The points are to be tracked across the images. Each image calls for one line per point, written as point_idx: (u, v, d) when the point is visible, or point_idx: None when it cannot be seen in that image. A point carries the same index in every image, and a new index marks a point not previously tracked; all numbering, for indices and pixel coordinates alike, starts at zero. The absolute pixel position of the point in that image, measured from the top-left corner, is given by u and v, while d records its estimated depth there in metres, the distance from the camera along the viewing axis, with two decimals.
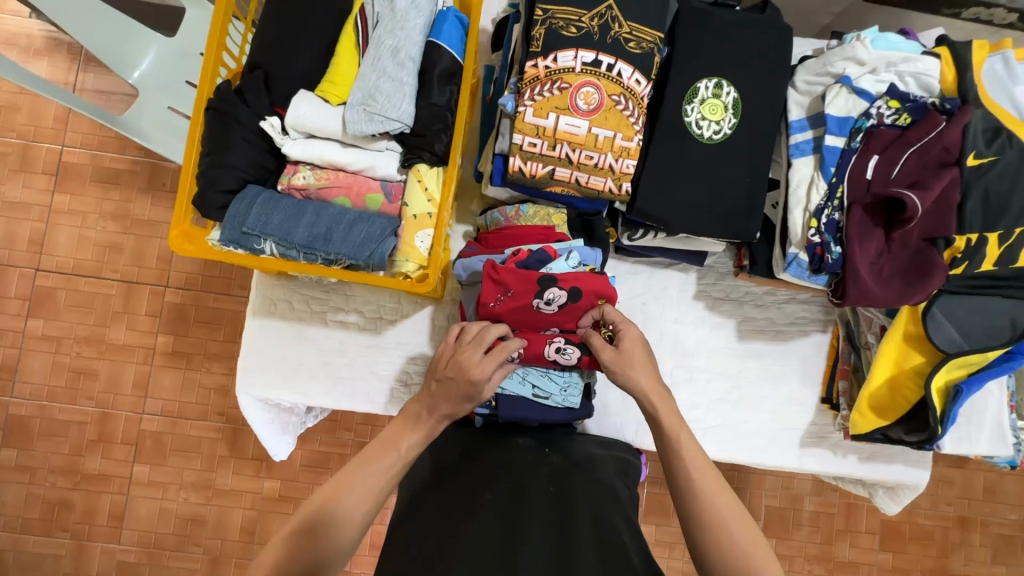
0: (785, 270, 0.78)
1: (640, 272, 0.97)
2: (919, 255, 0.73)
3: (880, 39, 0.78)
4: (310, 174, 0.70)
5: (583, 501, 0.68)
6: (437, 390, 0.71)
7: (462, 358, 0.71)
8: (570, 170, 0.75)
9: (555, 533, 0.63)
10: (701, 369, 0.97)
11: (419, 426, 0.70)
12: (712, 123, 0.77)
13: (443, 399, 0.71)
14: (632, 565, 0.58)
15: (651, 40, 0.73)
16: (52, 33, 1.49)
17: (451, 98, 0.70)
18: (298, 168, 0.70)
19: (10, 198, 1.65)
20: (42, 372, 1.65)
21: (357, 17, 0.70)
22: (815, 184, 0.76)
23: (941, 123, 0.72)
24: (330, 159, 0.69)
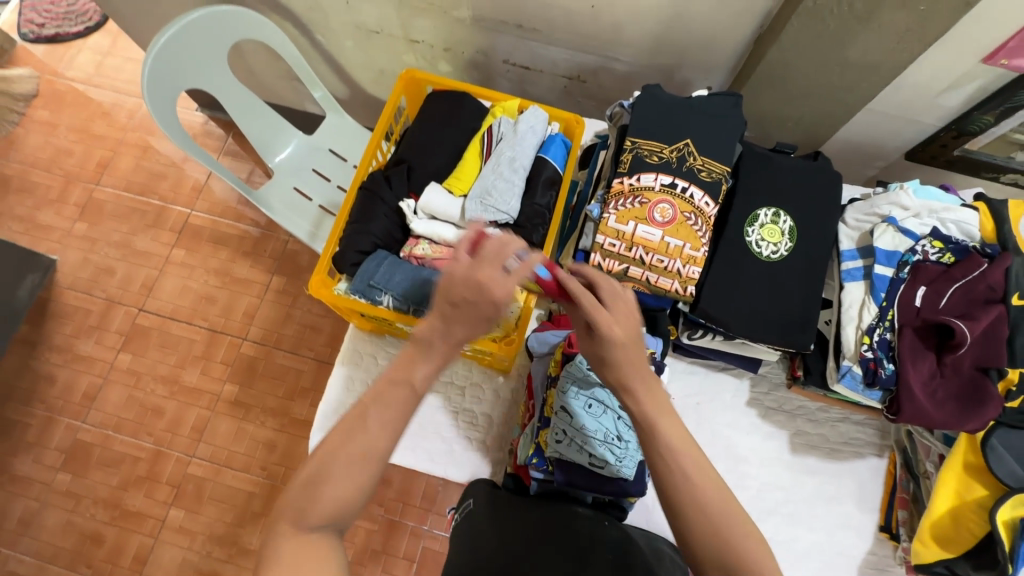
0: (839, 381, 0.83)
1: (695, 372, 1.03)
2: (970, 383, 0.77)
3: (921, 190, 0.89)
4: (427, 247, 0.85)
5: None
6: (447, 312, 0.56)
7: (485, 275, 0.54)
8: (642, 269, 0.86)
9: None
10: (753, 476, 0.98)
11: (429, 354, 0.57)
12: (770, 244, 0.89)
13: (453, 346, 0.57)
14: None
15: (720, 171, 0.88)
16: (212, 125, 1.85)
17: (551, 200, 0.85)
18: (418, 242, 0.86)
19: (138, 247, 1.91)
20: (116, 404, 1.78)
21: (484, 133, 0.89)
22: (867, 306, 0.83)
23: (983, 264, 0.80)
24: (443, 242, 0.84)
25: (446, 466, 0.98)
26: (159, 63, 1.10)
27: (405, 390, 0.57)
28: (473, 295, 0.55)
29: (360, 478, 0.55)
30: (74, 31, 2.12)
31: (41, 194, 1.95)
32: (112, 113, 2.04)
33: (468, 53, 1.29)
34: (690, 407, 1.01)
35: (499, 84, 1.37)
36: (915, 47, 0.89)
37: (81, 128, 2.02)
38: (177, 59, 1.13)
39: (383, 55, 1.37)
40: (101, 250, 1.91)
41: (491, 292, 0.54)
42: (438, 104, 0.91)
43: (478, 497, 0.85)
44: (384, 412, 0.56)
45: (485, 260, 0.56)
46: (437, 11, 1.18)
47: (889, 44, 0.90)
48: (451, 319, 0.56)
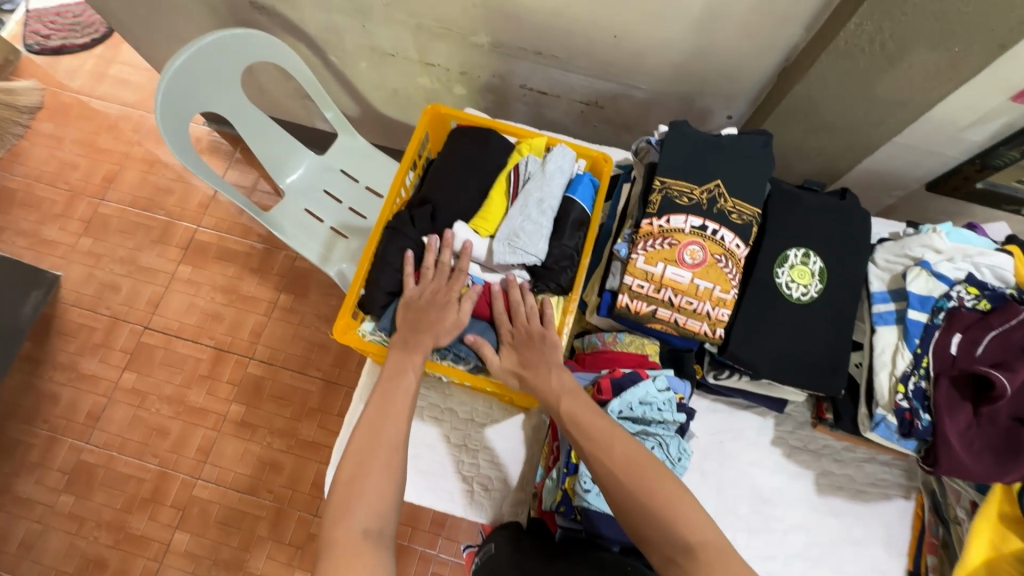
0: (873, 430, 0.82)
1: (718, 410, 1.01)
2: (1008, 435, 0.76)
3: (955, 233, 0.88)
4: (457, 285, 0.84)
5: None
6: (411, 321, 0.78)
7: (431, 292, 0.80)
8: (670, 311, 0.85)
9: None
10: (778, 518, 0.96)
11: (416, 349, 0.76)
12: (800, 285, 0.88)
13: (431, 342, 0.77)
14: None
15: (750, 213, 0.86)
16: (220, 141, 1.84)
17: (579, 242, 0.84)
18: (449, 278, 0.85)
19: (144, 264, 1.89)
20: (120, 423, 1.76)
21: (511, 171, 0.87)
22: (901, 351, 0.82)
23: (1021, 314, 0.78)
24: (465, 260, 0.81)
25: (466, 506, 0.97)
26: (173, 86, 1.07)
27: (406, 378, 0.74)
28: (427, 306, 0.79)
29: (390, 462, 0.66)
30: (80, 42, 2.10)
31: (46, 208, 1.93)
32: (118, 127, 2.01)
33: (484, 78, 1.28)
34: (713, 446, 0.99)
35: (515, 108, 1.35)
36: (946, 85, 0.88)
37: (86, 141, 2.00)
38: (189, 85, 1.11)
39: (397, 78, 1.35)
40: (106, 266, 1.88)
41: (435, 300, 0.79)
42: (462, 140, 0.90)
43: (501, 541, 0.83)
44: (395, 403, 0.71)
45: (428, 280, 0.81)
46: (455, 36, 1.17)
47: (920, 81, 0.89)
48: (422, 320, 0.78)
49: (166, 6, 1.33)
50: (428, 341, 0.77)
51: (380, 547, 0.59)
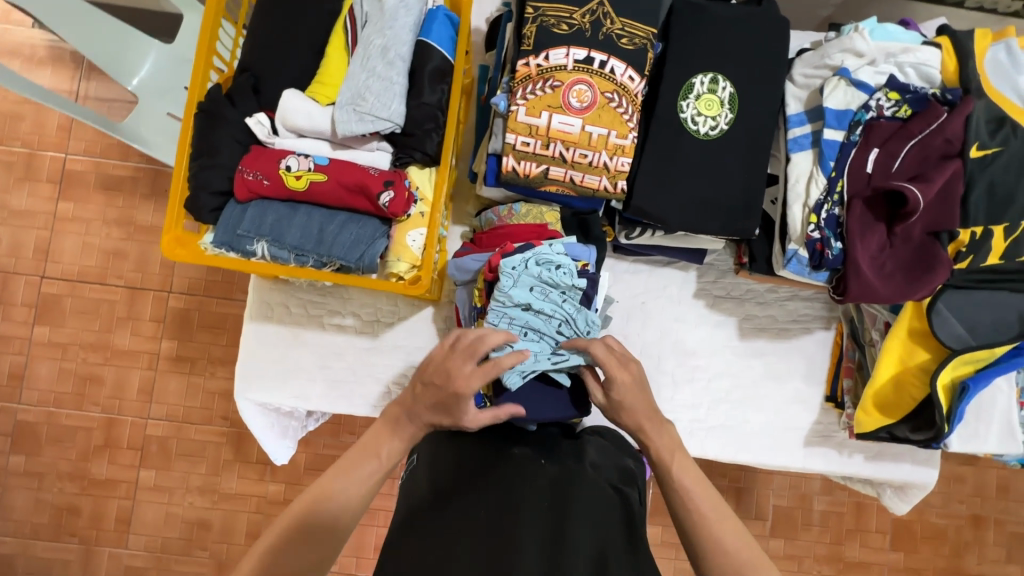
0: (785, 267, 0.76)
1: (640, 271, 0.96)
2: (921, 250, 0.72)
3: (878, 30, 0.76)
4: (295, 162, 0.66)
5: (578, 526, 0.65)
6: (422, 392, 0.71)
7: (450, 366, 0.70)
8: (564, 169, 0.74)
9: (545, 561, 0.61)
10: (702, 368, 0.95)
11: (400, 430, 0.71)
12: (707, 119, 0.76)
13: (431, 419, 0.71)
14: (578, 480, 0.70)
15: (644, 35, 0.72)
16: (54, 43, 1.50)
17: (443, 97, 0.70)
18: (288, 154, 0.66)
19: (15, 207, 1.60)
20: (48, 379, 1.59)
21: (346, 18, 0.70)
22: (815, 179, 0.74)
23: (942, 115, 0.70)
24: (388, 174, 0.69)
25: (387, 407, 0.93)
26: None
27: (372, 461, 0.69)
28: (441, 381, 0.70)
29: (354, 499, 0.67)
30: None
31: None
32: None
33: None
34: (636, 307, 0.95)
35: None
36: None
37: None
38: None
39: None
40: None
41: (453, 376, 0.69)
42: None
43: (419, 452, 0.77)
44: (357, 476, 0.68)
45: (453, 356, 0.70)
46: None
47: None
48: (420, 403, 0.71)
49: None
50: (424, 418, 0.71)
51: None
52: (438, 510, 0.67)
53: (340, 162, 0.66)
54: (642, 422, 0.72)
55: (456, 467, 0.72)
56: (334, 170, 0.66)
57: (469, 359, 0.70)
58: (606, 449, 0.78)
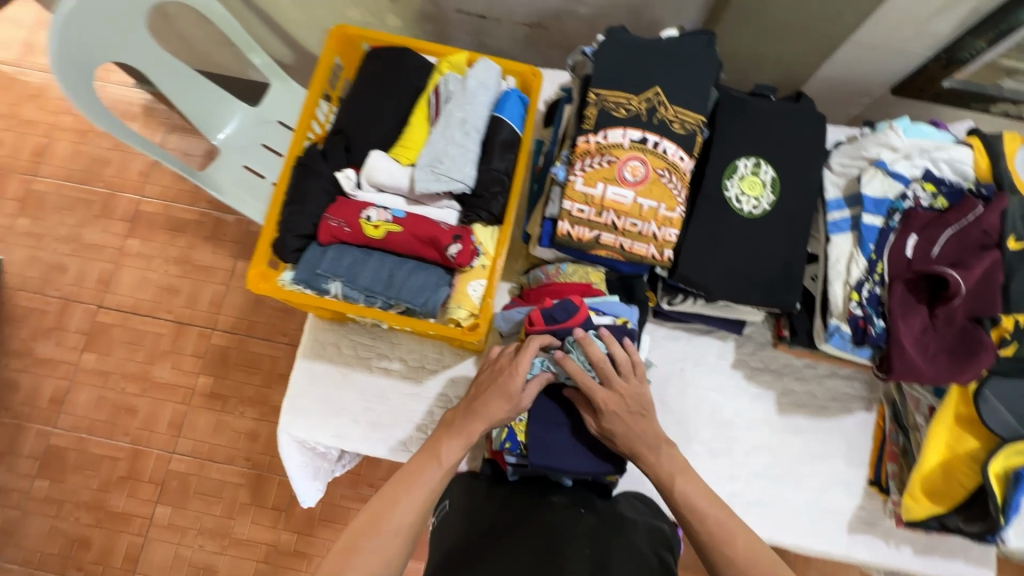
0: (827, 341, 0.78)
1: (678, 337, 0.98)
2: (964, 334, 0.73)
3: (911, 129, 0.82)
4: (374, 213, 0.73)
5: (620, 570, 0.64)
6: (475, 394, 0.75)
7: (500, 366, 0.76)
8: (615, 236, 0.79)
9: None
10: (740, 440, 0.95)
11: (459, 433, 0.72)
12: (750, 198, 0.82)
13: (485, 422, 0.72)
14: (617, 533, 0.70)
15: (694, 122, 0.79)
16: (149, 101, 1.70)
17: (510, 165, 0.77)
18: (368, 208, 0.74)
19: (88, 240, 1.73)
20: (86, 405, 1.64)
21: (431, 94, 0.80)
22: (855, 259, 0.78)
23: (978, 207, 0.74)
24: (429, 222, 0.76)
25: None
26: (70, 28, 0.95)
27: (432, 467, 0.70)
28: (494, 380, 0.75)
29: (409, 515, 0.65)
30: None
31: None
32: (42, 95, 1.81)
33: (417, 3, 1.21)
34: (674, 374, 0.97)
35: (457, 37, 1.27)
36: None
37: (9, 113, 1.80)
38: (89, 28, 0.99)
39: (325, 10, 1.27)
40: (49, 246, 1.73)
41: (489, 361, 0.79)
42: (379, 62, 0.82)
43: (455, 501, 0.79)
44: (417, 490, 0.67)
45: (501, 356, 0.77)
46: None
47: None
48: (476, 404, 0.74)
49: None
50: (476, 427, 0.72)
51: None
52: (476, 551, 0.67)
53: (415, 215, 0.74)
54: (638, 449, 0.72)
55: (494, 516, 0.73)
56: (409, 222, 0.73)
57: (517, 363, 0.75)
58: (640, 508, 0.80)
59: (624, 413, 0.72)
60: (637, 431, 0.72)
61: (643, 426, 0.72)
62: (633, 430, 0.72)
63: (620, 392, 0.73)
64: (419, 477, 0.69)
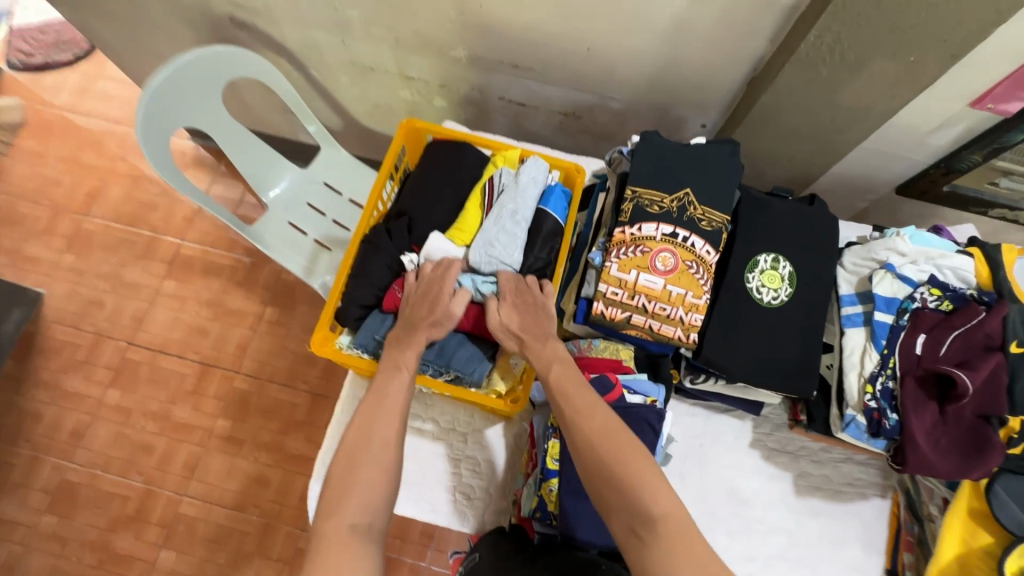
0: (843, 430, 0.83)
1: (697, 414, 1.03)
2: (973, 431, 0.78)
3: (917, 236, 0.89)
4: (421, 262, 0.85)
5: None
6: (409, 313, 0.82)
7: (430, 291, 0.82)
8: (645, 317, 0.86)
9: None
10: (758, 520, 0.97)
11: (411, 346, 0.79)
12: (770, 290, 0.89)
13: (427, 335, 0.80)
14: None
15: (720, 220, 0.88)
16: (200, 154, 1.85)
17: (553, 252, 0.88)
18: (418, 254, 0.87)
19: (127, 279, 1.82)
20: (104, 441, 1.67)
21: (486, 183, 0.91)
22: (868, 353, 0.84)
23: (981, 313, 0.80)
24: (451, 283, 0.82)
25: (450, 516, 0.96)
26: (155, 103, 1.08)
27: (400, 377, 0.76)
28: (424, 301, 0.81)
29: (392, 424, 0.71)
30: (63, 59, 2.04)
31: (28, 225, 1.86)
32: (102, 142, 1.95)
33: (463, 90, 1.34)
34: (694, 449, 1.01)
35: (496, 119, 1.41)
36: (907, 92, 0.92)
37: (70, 157, 1.93)
38: (171, 99, 1.12)
39: (379, 90, 1.41)
40: (89, 282, 1.81)
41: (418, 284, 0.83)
42: (438, 153, 0.94)
43: (484, 548, 0.83)
44: (393, 406, 0.73)
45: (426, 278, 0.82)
46: (433, 50, 1.23)
47: (880, 91, 0.94)
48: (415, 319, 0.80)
49: (150, 24, 1.38)
50: (421, 336, 0.79)
51: (367, 540, 0.62)
52: None
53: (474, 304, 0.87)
54: (525, 338, 0.81)
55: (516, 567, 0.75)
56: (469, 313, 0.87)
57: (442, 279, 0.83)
58: None
59: (528, 314, 0.82)
60: (531, 330, 0.81)
61: (540, 325, 0.81)
62: (531, 329, 0.81)
63: (523, 298, 0.83)
64: (389, 392, 0.74)
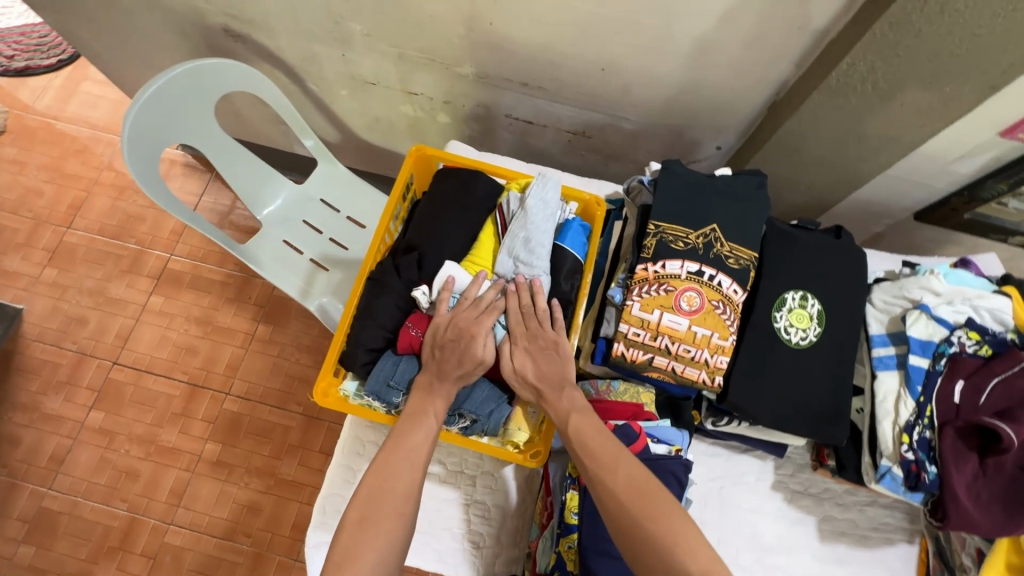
0: (877, 481, 0.79)
1: (716, 454, 0.98)
2: (1014, 485, 0.74)
3: (952, 274, 0.86)
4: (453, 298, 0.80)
5: None
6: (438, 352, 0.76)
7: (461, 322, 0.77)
8: (668, 359, 0.81)
9: None
10: (782, 568, 0.92)
11: (435, 393, 0.75)
12: (799, 330, 0.85)
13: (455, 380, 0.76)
14: None
15: (747, 257, 0.83)
16: (190, 166, 1.77)
17: (575, 286, 0.84)
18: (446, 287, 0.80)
19: (112, 295, 1.73)
20: (86, 467, 1.58)
21: (496, 216, 0.88)
22: (903, 400, 0.79)
23: (1022, 360, 0.77)
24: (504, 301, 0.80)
25: (458, 566, 0.90)
26: (143, 116, 1.02)
27: (427, 424, 0.72)
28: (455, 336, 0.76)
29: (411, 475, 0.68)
30: (46, 63, 1.96)
31: (7, 237, 1.77)
32: (87, 151, 1.87)
33: (469, 106, 1.28)
34: (713, 492, 0.96)
35: (502, 136, 1.35)
36: (938, 122, 0.89)
37: (52, 166, 1.85)
38: (159, 114, 1.05)
39: (379, 105, 1.35)
40: (72, 298, 1.72)
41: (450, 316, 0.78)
42: (448, 180, 0.89)
43: None
44: (413, 457, 0.69)
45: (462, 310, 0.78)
46: (438, 66, 1.17)
47: (912, 120, 0.89)
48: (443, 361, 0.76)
49: (139, 32, 1.31)
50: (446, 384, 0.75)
51: None
52: None
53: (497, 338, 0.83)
54: (541, 387, 0.75)
55: None
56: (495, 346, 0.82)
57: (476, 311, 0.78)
58: None
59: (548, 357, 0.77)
60: (553, 376, 0.76)
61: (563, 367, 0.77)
62: (551, 371, 0.76)
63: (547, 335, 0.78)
64: (413, 438, 0.71)
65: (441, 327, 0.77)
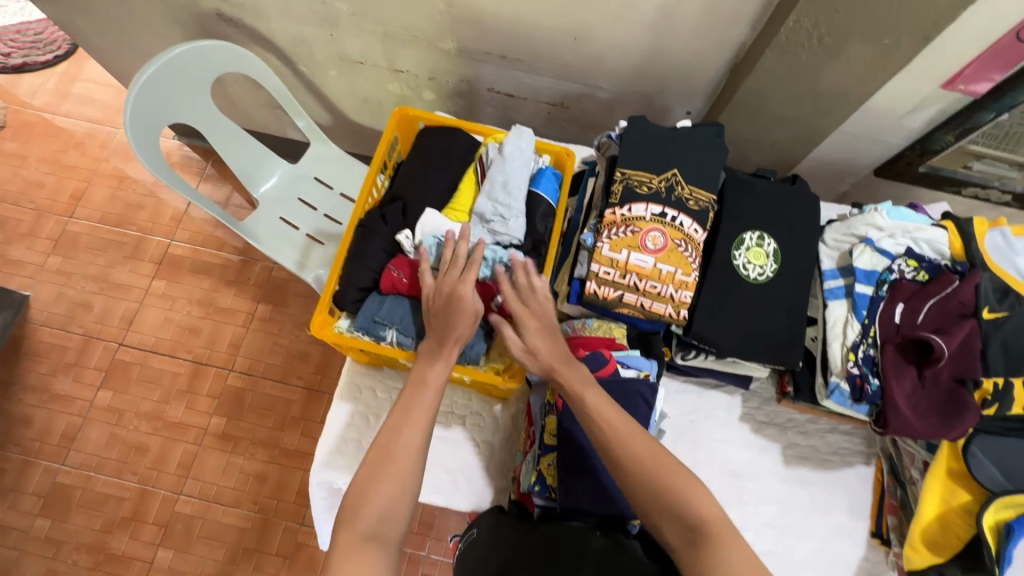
0: (828, 397, 0.87)
1: (688, 390, 1.06)
2: (949, 395, 0.82)
3: (894, 211, 0.94)
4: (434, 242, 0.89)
5: None
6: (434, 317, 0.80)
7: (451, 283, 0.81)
8: (636, 295, 0.89)
9: None
10: (750, 491, 1.00)
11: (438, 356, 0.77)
12: (756, 266, 0.93)
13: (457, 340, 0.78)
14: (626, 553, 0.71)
15: (706, 200, 0.91)
16: (187, 153, 1.84)
17: (549, 227, 0.93)
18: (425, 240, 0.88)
19: (116, 280, 1.80)
20: (97, 443, 1.65)
21: (476, 164, 0.96)
22: (850, 323, 0.87)
23: (954, 282, 0.85)
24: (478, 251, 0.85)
25: (450, 497, 0.97)
26: (144, 94, 1.08)
27: (430, 382, 0.75)
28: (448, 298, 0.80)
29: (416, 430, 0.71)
30: (42, 59, 2.02)
31: (11, 228, 1.83)
32: (85, 143, 1.93)
33: (452, 82, 1.35)
34: (686, 425, 1.04)
35: (485, 111, 1.42)
36: (882, 76, 0.96)
37: (53, 158, 1.91)
38: (159, 93, 1.11)
39: (367, 85, 1.42)
40: (77, 284, 1.79)
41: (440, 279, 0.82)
42: (431, 140, 0.97)
43: (481, 525, 0.86)
44: (419, 413, 0.72)
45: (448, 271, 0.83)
46: (422, 43, 1.24)
47: (859, 73, 0.97)
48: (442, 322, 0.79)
49: (135, 21, 1.38)
50: (451, 348, 0.78)
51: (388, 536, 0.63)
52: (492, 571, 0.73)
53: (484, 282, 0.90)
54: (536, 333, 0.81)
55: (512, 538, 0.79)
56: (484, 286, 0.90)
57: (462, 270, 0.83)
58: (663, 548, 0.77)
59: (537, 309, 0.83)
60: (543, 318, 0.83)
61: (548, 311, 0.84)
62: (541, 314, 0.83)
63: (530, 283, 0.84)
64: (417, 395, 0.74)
65: (433, 292, 0.82)
